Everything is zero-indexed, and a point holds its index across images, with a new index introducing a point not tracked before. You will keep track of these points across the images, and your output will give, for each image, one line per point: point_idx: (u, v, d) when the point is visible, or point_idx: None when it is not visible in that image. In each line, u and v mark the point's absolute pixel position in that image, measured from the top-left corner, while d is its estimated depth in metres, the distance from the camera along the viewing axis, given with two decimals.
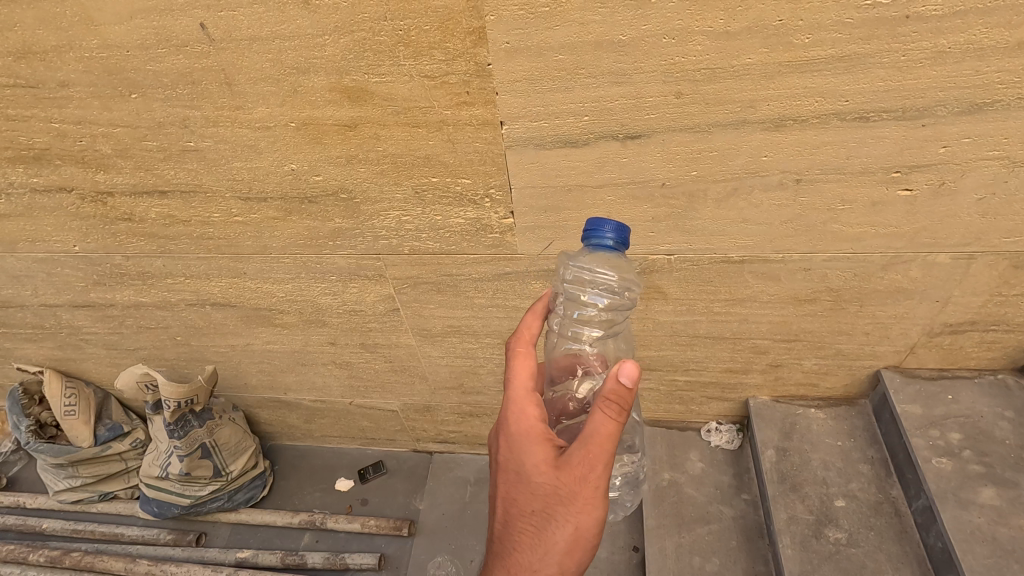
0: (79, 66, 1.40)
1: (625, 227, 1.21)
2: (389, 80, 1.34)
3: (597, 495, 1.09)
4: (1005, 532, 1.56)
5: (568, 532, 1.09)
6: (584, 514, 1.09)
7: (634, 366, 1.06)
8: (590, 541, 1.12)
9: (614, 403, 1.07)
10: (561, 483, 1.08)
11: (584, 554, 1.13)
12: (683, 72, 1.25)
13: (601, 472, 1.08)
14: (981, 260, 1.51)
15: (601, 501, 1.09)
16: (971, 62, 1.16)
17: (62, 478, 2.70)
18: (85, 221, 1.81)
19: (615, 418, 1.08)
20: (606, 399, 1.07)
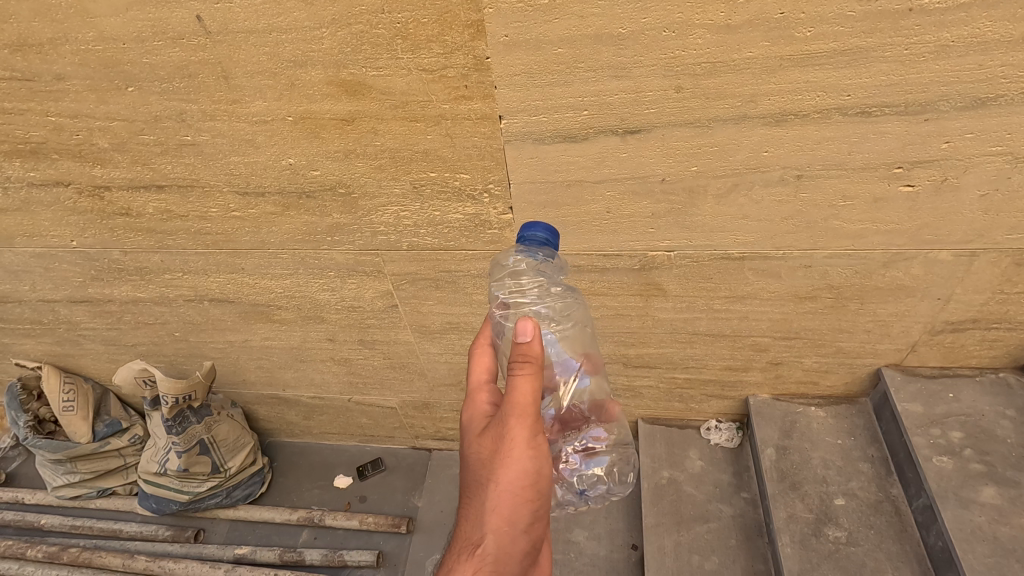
0: (75, 58, 1.39)
1: (554, 229, 1.30)
2: (387, 73, 1.32)
3: (517, 453, 1.09)
4: (1005, 531, 1.55)
5: (494, 493, 1.10)
6: (506, 473, 1.09)
7: (530, 323, 1.10)
8: (521, 503, 1.12)
9: (524, 362, 1.09)
10: (485, 444, 1.13)
11: (518, 517, 1.12)
12: (684, 66, 1.24)
13: (519, 428, 1.09)
14: (984, 257, 1.50)
15: (523, 458, 1.09)
16: (975, 56, 1.14)
17: (60, 474, 2.70)
18: (83, 215, 1.80)
19: (530, 375, 1.09)
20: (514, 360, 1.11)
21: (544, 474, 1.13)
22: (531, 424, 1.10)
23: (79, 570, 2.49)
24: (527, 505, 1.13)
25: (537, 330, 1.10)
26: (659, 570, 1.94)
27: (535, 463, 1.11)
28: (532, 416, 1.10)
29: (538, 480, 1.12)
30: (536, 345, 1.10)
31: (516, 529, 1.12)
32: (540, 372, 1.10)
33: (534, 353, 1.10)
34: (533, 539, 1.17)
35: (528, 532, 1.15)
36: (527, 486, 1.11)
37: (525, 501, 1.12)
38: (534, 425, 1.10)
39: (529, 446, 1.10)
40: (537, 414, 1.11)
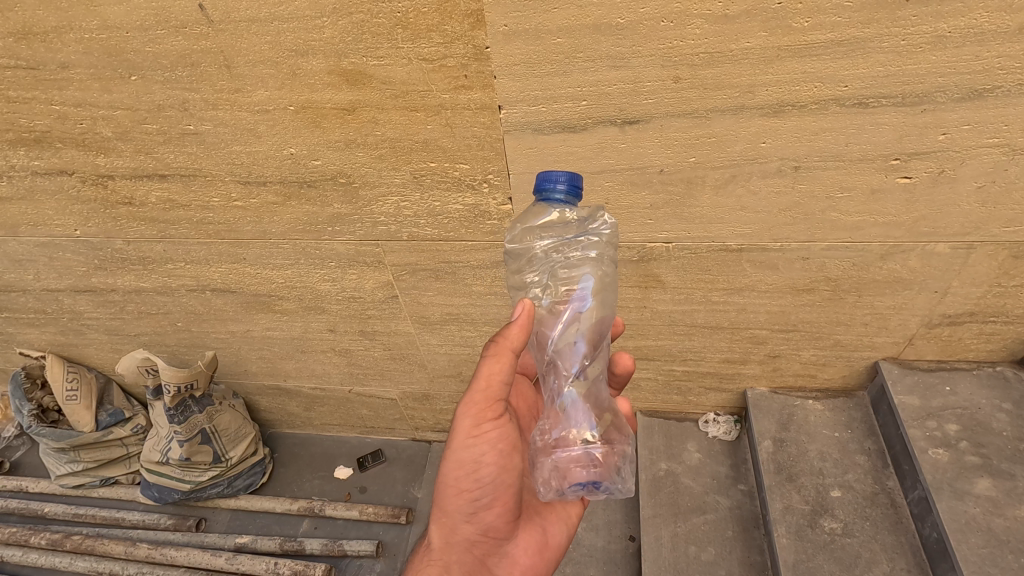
0: (79, 47, 1.40)
1: (577, 175, 1.18)
2: (388, 63, 1.34)
3: (459, 438, 1.23)
4: (1000, 522, 1.55)
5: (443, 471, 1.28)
6: (452, 455, 1.25)
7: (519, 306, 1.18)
8: (459, 489, 1.26)
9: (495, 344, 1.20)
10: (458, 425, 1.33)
11: (456, 504, 1.27)
12: (682, 56, 1.25)
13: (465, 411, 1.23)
14: (980, 250, 1.50)
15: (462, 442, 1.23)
16: (972, 47, 1.15)
17: (64, 463, 2.72)
18: (86, 204, 1.82)
19: (491, 362, 1.20)
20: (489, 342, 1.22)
21: (484, 466, 1.24)
22: (475, 414, 1.22)
23: (83, 557, 2.52)
24: (465, 493, 1.26)
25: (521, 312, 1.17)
26: (656, 560, 1.95)
27: (472, 452, 1.23)
28: (477, 407, 1.22)
29: (475, 470, 1.24)
30: (511, 334, 1.19)
31: (456, 511, 1.28)
32: (497, 361, 1.19)
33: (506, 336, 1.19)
34: (475, 528, 1.29)
35: (469, 517, 1.28)
36: (464, 474, 1.24)
37: (462, 487, 1.25)
38: (477, 415, 1.23)
39: (470, 435, 1.22)
40: (481, 404, 1.22)
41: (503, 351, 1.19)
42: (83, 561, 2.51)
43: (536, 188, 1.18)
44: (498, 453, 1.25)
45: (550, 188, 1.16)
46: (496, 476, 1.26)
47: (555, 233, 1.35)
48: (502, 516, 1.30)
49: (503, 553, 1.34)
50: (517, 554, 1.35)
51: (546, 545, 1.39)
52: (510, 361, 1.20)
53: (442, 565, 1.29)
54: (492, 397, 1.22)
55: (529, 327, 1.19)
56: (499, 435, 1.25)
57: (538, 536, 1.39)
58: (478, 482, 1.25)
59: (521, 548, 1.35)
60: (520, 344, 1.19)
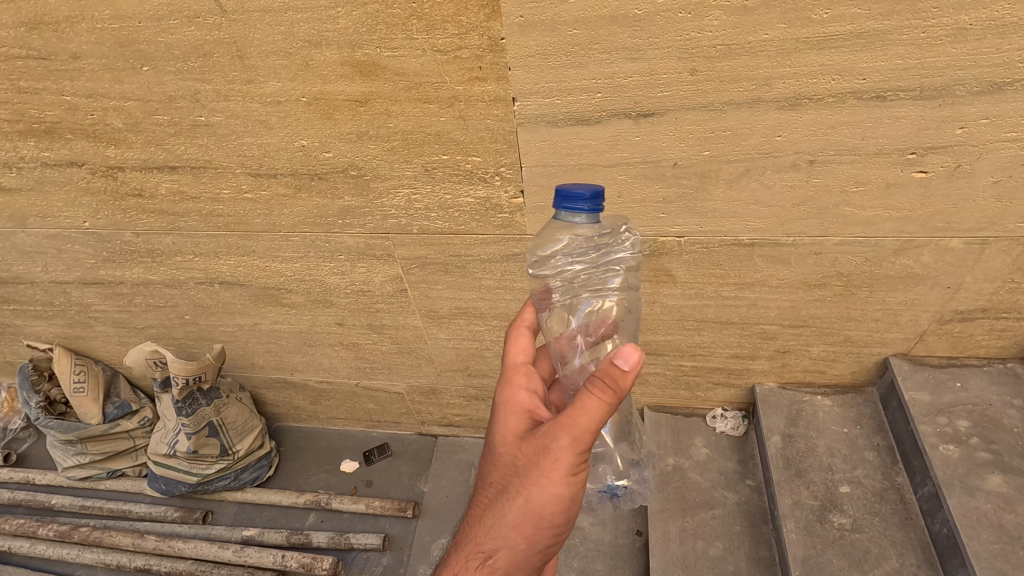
0: (91, 37, 1.40)
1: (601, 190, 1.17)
2: (401, 54, 1.33)
3: (560, 478, 1.09)
4: (1011, 518, 1.55)
5: (527, 506, 1.12)
6: (546, 492, 1.10)
7: (636, 354, 1.01)
8: (547, 526, 1.14)
9: (608, 387, 1.03)
10: (524, 450, 1.14)
11: (535, 537, 1.16)
12: (698, 48, 1.24)
13: (566, 448, 1.07)
14: (995, 245, 1.50)
15: (562, 480, 1.10)
16: (992, 39, 1.14)
17: (71, 456, 2.73)
18: (96, 196, 1.82)
19: (604, 404, 1.04)
20: (598, 379, 1.04)
21: (574, 500, 1.14)
22: (581, 452, 1.08)
23: (90, 549, 2.53)
24: (551, 528, 1.15)
25: (638, 363, 1.01)
26: (663, 555, 1.95)
27: (572, 491, 1.11)
28: (585, 444, 1.07)
29: (568, 505, 1.13)
30: (631, 384, 1.02)
31: (531, 544, 1.16)
32: (614, 407, 1.04)
33: (621, 383, 1.03)
34: (544, 554, 1.22)
35: (543, 550, 1.19)
36: (556, 511, 1.13)
37: (551, 523, 1.14)
38: (582, 454, 1.09)
39: (573, 475, 1.10)
40: (589, 444, 1.08)
41: (622, 396, 1.04)
42: (91, 553, 2.51)
43: (559, 198, 1.17)
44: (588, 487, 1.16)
45: (576, 209, 1.16)
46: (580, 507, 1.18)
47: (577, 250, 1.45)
48: (565, 537, 1.26)
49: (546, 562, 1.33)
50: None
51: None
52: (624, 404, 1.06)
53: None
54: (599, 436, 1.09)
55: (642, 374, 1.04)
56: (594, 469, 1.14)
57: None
58: (565, 515, 1.16)
59: None
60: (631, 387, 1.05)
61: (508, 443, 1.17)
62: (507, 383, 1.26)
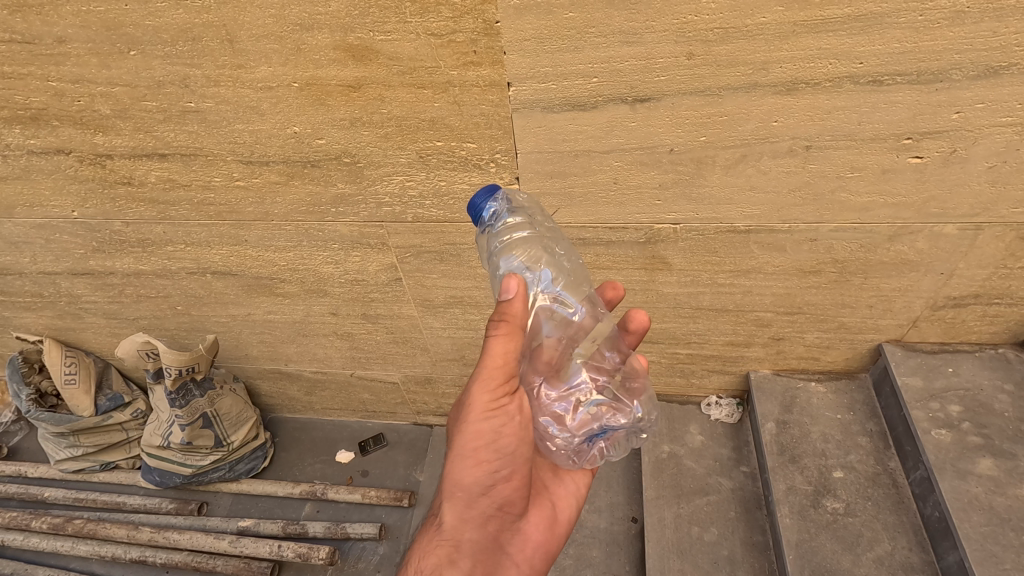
0: (76, 20, 1.37)
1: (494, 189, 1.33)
2: (395, 38, 1.31)
3: (475, 412, 1.16)
4: (1002, 501, 1.57)
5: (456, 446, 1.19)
6: (466, 429, 1.17)
7: (514, 281, 1.14)
8: (475, 466, 1.18)
9: (503, 319, 1.14)
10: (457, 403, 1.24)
11: (471, 479, 1.19)
12: (695, 32, 1.23)
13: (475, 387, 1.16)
14: (988, 232, 1.50)
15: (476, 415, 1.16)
16: (990, 23, 1.14)
17: (63, 448, 2.70)
18: (84, 184, 1.79)
19: (503, 336, 1.14)
20: (495, 317, 1.15)
21: (503, 436, 1.19)
22: (493, 386, 1.16)
23: (84, 541, 2.51)
24: (484, 468, 1.19)
25: (518, 288, 1.15)
26: (659, 541, 1.97)
27: (493, 424, 1.17)
28: (494, 378, 1.16)
29: (495, 442, 1.18)
30: (514, 306, 1.15)
31: (472, 488, 1.20)
32: (509, 335, 1.14)
33: (512, 310, 1.15)
34: (491, 500, 1.23)
35: (487, 495, 1.22)
36: (485, 448, 1.17)
37: (482, 462, 1.18)
38: (496, 388, 1.16)
39: (490, 407, 1.16)
40: (495, 376, 1.16)
41: (515, 326, 1.15)
42: (85, 545, 2.50)
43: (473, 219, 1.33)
44: (516, 424, 1.20)
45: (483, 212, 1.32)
46: (516, 447, 1.21)
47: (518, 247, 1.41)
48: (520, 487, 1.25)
49: (514, 529, 1.31)
50: (529, 530, 1.33)
51: (556, 520, 1.39)
52: (523, 332, 1.16)
53: (454, 545, 1.22)
54: (507, 370, 1.17)
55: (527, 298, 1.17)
56: (516, 406, 1.20)
57: (548, 509, 1.38)
58: (497, 453, 1.19)
59: (532, 525, 1.34)
60: (521, 313, 1.15)
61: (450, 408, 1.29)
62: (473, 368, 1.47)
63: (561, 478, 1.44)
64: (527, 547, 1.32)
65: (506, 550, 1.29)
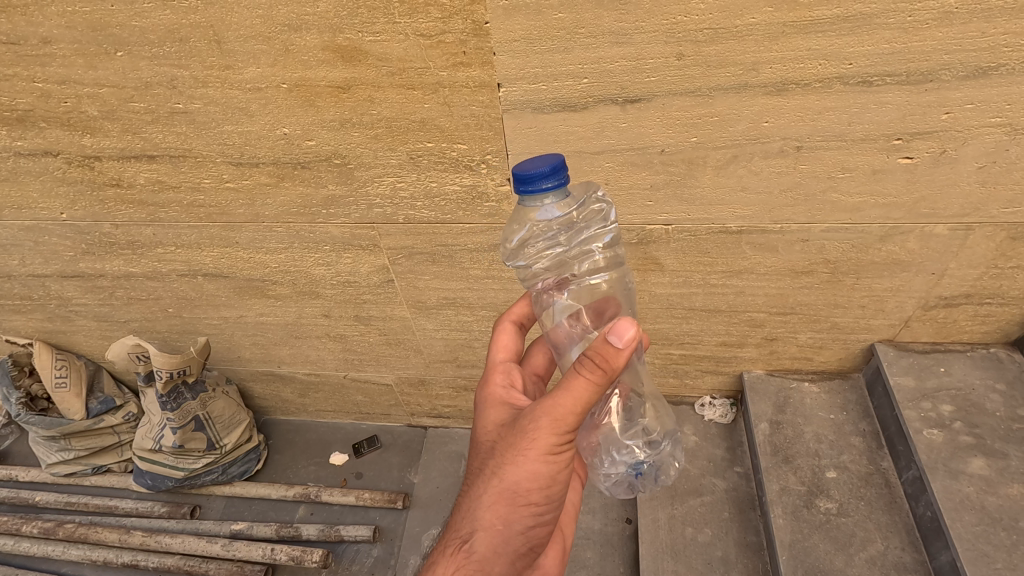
0: (62, 21, 1.36)
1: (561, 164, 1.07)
2: (384, 38, 1.30)
3: (541, 453, 1.09)
4: (993, 500, 1.57)
5: (508, 482, 1.10)
6: (525, 468, 1.09)
7: (630, 331, 1.02)
8: (524, 505, 1.12)
9: (599, 366, 1.02)
10: (508, 429, 1.14)
11: (516, 519, 1.12)
12: (685, 32, 1.22)
13: (547, 429, 1.07)
14: (979, 231, 1.50)
15: (542, 456, 1.09)
16: (978, 23, 1.14)
17: (54, 452, 2.69)
18: (73, 186, 1.77)
19: (591, 383, 1.04)
20: (590, 359, 1.03)
21: (557, 482, 1.13)
22: (562, 431, 1.08)
23: (76, 546, 2.50)
24: (531, 508, 1.13)
25: (632, 341, 1.02)
26: (652, 542, 1.97)
27: (553, 468, 1.11)
28: (567, 423, 1.07)
29: (549, 487, 1.12)
30: (619, 357, 1.01)
31: (513, 529, 1.13)
32: (600, 383, 1.04)
33: (613, 361, 1.02)
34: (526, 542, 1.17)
35: (526, 535, 1.15)
36: (538, 489, 1.12)
37: (531, 502, 1.12)
38: (564, 433, 1.08)
39: (555, 451, 1.09)
40: (571, 423, 1.07)
41: (610, 378, 1.04)
42: (77, 550, 2.48)
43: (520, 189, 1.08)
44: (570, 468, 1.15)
45: (538, 188, 1.06)
46: (564, 490, 1.17)
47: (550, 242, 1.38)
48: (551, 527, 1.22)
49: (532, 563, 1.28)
50: (546, 564, 1.32)
51: (563, 550, 1.39)
52: (613, 384, 1.05)
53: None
54: (583, 417, 1.08)
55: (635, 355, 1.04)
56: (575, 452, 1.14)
57: (559, 538, 1.38)
58: (547, 498, 1.14)
59: (549, 558, 1.33)
60: (622, 367, 1.04)
61: (490, 429, 1.19)
62: (485, 381, 1.30)
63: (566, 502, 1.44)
64: None
65: None
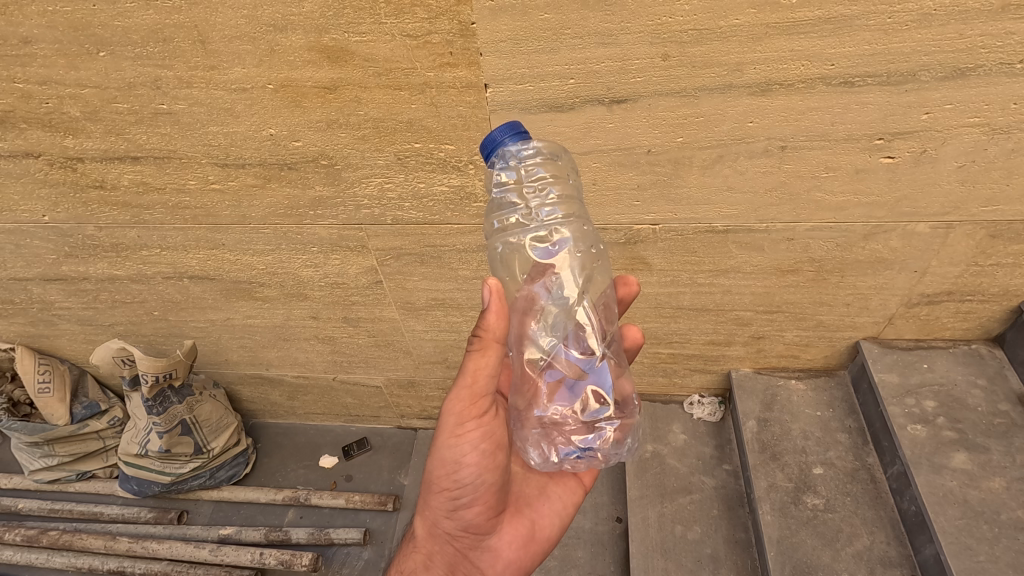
0: (43, 21, 1.34)
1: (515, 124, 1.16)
2: (370, 39, 1.30)
3: (443, 435, 1.24)
4: (975, 494, 1.60)
5: (429, 465, 1.28)
6: (437, 450, 1.26)
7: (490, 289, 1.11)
8: (440, 486, 1.27)
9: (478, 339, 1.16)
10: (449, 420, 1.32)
11: (435, 496, 1.29)
12: (670, 33, 1.23)
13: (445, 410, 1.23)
14: (959, 230, 1.53)
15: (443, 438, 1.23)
16: (956, 25, 1.16)
17: (37, 458, 2.64)
18: (55, 188, 1.75)
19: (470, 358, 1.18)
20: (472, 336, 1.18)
21: (463, 462, 1.23)
22: (457, 411, 1.22)
23: (60, 553, 2.46)
24: (446, 490, 1.26)
25: (495, 304, 1.12)
26: (643, 540, 1.98)
27: (454, 452, 1.23)
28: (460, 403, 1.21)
29: (456, 467, 1.23)
30: (487, 327, 1.15)
31: (438, 505, 1.30)
32: (478, 356, 1.17)
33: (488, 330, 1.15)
34: (456, 521, 1.30)
35: (451, 512, 1.29)
36: (445, 471, 1.24)
37: (444, 484, 1.26)
38: (457, 412, 1.22)
39: (455, 434, 1.23)
40: (464, 399, 1.21)
41: (489, 349, 1.16)
42: (61, 557, 2.44)
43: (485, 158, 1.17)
44: (480, 451, 1.24)
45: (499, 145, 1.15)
46: (478, 472, 1.24)
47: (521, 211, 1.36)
48: (487, 512, 1.29)
49: (487, 549, 1.33)
50: (501, 548, 1.33)
51: (531, 540, 1.36)
52: (496, 355, 1.17)
53: (427, 553, 1.37)
54: (474, 393, 1.21)
55: (504, 316, 1.14)
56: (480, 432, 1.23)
57: (526, 529, 1.35)
58: (459, 478, 1.24)
59: (504, 542, 1.33)
60: (494, 336, 1.15)
61: None
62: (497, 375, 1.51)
63: (547, 496, 1.41)
64: (498, 564, 1.33)
65: (475, 563, 1.33)
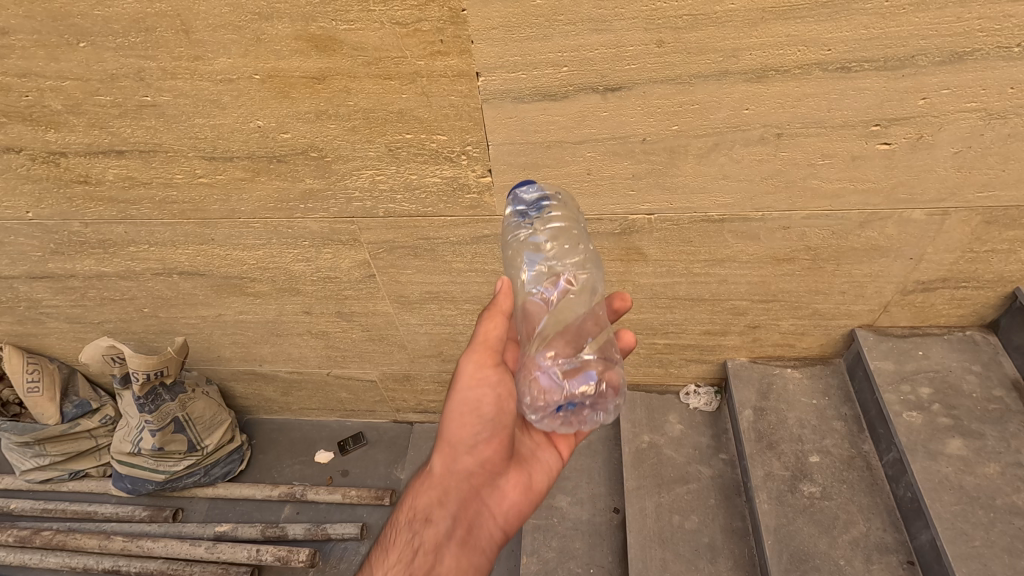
0: (20, 11, 1.30)
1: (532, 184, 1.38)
2: (359, 27, 1.27)
3: (463, 381, 1.25)
4: (971, 479, 1.61)
5: (445, 416, 1.25)
6: (454, 399, 1.24)
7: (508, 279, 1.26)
8: (457, 433, 1.23)
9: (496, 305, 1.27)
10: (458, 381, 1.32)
11: (449, 447, 1.23)
12: (665, 19, 1.21)
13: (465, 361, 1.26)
14: (955, 216, 1.52)
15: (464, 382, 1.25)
16: (954, 8, 1.14)
17: (28, 458, 2.61)
18: (38, 183, 1.71)
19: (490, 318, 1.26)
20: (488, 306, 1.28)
21: (485, 406, 1.23)
22: (477, 362, 1.26)
23: (54, 553, 2.43)
24: (463, 434, 1.22)
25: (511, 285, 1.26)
26: (640, 530, 1.98)
27: (476, 394, 1.23)
28: (481, 353, 1.26)
29: (476, 409, 1.23)
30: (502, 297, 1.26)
31: (450, 455, 1.22)
32: (494, 318, 1.26)
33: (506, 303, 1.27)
34: (469, 470, 1.22)
35: (464, 457, 1.22)
36: (465, 414, 1.22)
37: (462, 425, 1.22)
38: (479, 361, 1.26)
39: (473, 377, 1.25)
40: (483, 350, 1.26)
41: (499, 310, 1.26)
42: (55, 557, 2.42)
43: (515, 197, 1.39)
44: (498, 397, 1.25)
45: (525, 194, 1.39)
46: (497, 415, 1.24)
47: (529, 231, 1.50)
48: (501, 458, 1.25)
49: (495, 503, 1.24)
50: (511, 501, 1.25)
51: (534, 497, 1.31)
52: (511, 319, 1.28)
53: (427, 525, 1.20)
54: (493, 346, 1.27)
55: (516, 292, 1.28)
56: (501, 379, 1.26)
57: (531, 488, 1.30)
58: (479, 421, 1.22)
59: (511, 493, 1.26)
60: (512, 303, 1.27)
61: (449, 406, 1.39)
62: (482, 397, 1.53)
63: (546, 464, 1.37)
64: (507, 516, 1.24)
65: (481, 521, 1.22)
